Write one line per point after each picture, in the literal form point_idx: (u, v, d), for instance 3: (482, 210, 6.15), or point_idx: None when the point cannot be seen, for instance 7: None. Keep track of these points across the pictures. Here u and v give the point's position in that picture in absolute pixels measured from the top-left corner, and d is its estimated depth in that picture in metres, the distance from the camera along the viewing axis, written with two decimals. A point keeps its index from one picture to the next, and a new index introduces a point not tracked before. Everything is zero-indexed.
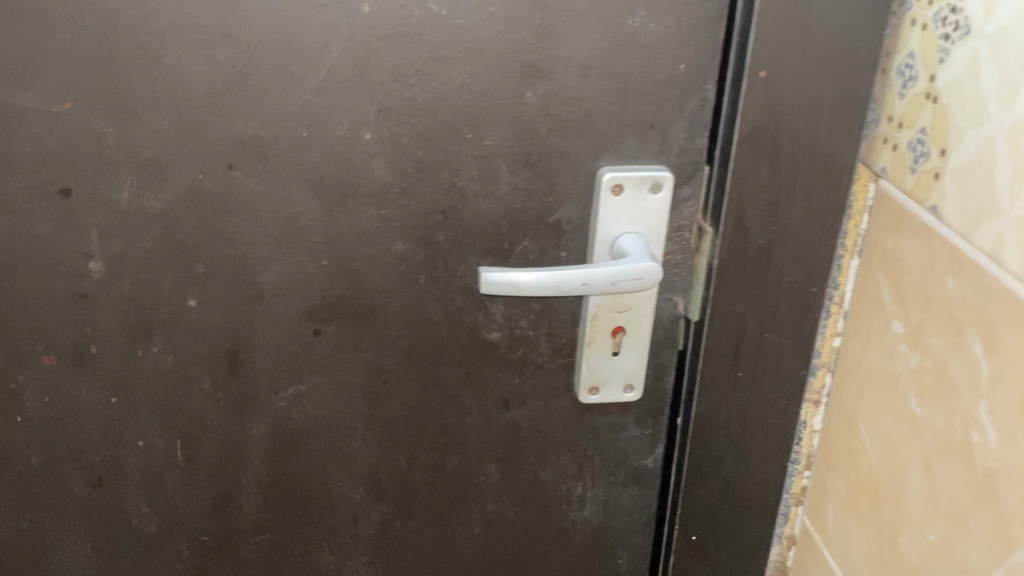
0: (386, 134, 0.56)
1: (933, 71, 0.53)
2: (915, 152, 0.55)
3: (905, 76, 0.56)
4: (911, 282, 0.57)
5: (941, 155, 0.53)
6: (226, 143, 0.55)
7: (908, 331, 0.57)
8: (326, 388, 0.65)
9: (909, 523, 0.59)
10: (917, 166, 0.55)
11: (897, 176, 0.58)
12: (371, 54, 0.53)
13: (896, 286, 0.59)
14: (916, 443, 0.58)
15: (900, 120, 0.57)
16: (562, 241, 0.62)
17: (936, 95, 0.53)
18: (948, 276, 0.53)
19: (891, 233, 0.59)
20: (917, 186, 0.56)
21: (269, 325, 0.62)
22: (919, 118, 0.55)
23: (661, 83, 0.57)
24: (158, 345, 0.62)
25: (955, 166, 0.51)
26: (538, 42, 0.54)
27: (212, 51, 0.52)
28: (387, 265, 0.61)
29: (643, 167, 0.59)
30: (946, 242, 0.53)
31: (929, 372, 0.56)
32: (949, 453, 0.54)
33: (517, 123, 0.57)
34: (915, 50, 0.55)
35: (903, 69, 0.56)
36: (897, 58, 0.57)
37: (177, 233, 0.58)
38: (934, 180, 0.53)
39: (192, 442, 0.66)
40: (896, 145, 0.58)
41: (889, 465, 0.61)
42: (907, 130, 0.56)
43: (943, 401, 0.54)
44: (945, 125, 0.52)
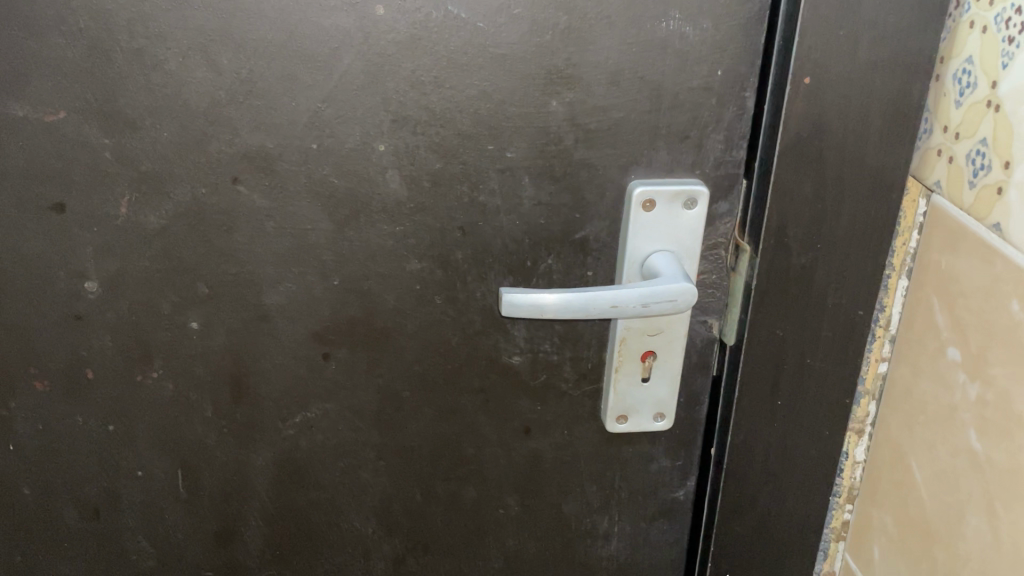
0: (402, 145, 0.52)
1: (994, 77, 0.49)
2: (974, 166, 0.51)
3: (962, 83, 0.52)
4: (969, 306, 0.52)
5: (1005, 169, 0.48)
6: (230, 155, 0.51)
7: (966, 360, 0.53)
8: (336, 416, 0.61)
9: (968, 569, 0.54)
10: (977, 181, 0.51)
11: (954, 191, 0.53)
12: (385, 60, 0.49)
13: (951, 310, 0.54)
14: (976, 481, 0.53)
15: (956, 131, 0.52)
16: (588, 260, 0.58)
17: (998, 103, 0.49)
18: (1014, 300, 0.48)
19: (946, 252, 0.55)
20: (976, 202, 0.51)
21: (277, 349, 0.58)
22: (979, 128, 0.50)
23: (697, 90, 0.53)
24: (157, 370, 0.58)
25: (1020, 180, 0.47)
26: (565, 47, 0.51)
27: (215, 56, 0.48)
28: (401, 285, 0.57)
29: (677, 181, 0.55)
30: (1011, 264, 0.48)
31: (992, 405, 0.51)
32: (1015, 494, 0.50)
33: (541, 133, 0.53)
34: (973, 55, 0.51)
35: (960, 76, 0.52)
36: (953, 63, 0.52)
37: (177, 251, 0.54)
38: (996, 195, 0.49)
39: (194, 473, 0.63)
40: (952, 157, 0.53)
41: (945, 504, 0.56)
42: (964, 141, 0.52)
43: (1007, 437, 0.50)
44: (1009, 135, 0.48)
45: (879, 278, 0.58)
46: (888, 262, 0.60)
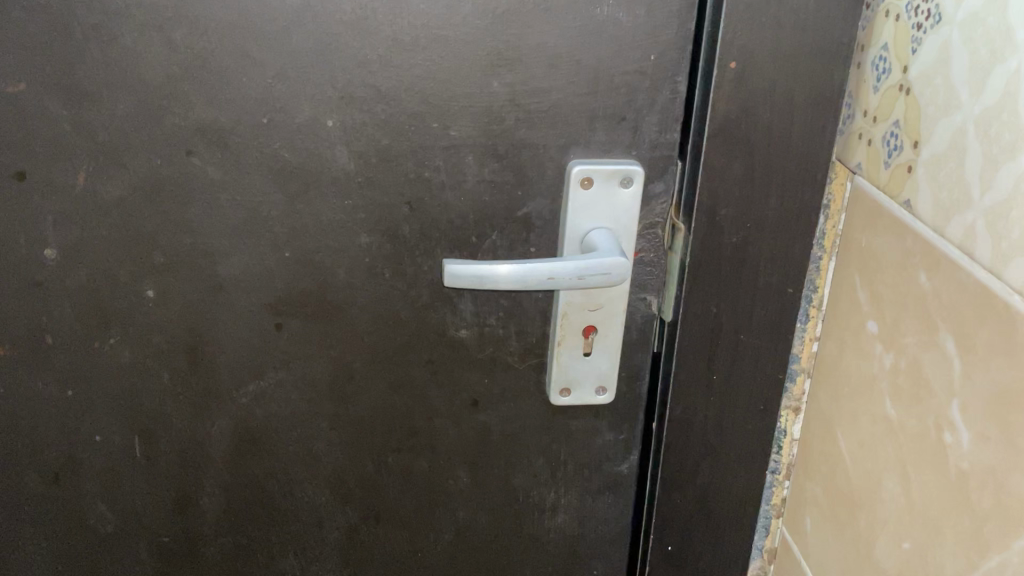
0: (350, 121, 0.55)
1: (906, 62, 0.52)
2: (889, 147, 0.54)
3: (879, 69, 0.55)
4: (886, 280, 0.55)
5: (914, 148, 0.51)
6: (185, 128, 0.54)
7: (883, 331, 0.56)
8: (289, 386, 0.63)
9: (885, 531, 0.57)
10: (891, 161, 0.54)
11: (872, 172, 0.56)
12: (334, 40, 0.52)
13: (871, 286, 0.57)
14: (892, 446, 0.56)
15: (874, 115, 0.56)
16: (531, 236, 0.61)
17: (909, 87, 0.52)
18: (922, 272, 0.51)
19: (866, 232, 0.58)
20: (891, 181, 0.54)
21: (231, 318, 0.60)
22: (893, 111, 0.54)
23: (631, 74, 0.56)
24: (115, 337, 0.60)
25: (926, 158, 0.50)
26: (505, 30, 0.54)
27: (170, 32, 0.51)
28: (351, 258, 0.59)
29: (614, 161, 0.59)
30: (919, 237, 0.51)
31: (904, 373, 0.54)
32: (924, 456, 0.52)
33: (484, 113, 0.56)
34: (888, 43, 0.54)
35: (877, 62, 0.55)
36: (871, 51, 0.56)
37: (134, 220, 0.56)
38: (906, 173, 0.52)
39: (151, 441, 0.64)
40: (870, 140, 0.56)
41: (866, 471, 0.59)
42: (881, 124, 0.55)
43: (917, 401, 0.53)
44: (918, 116, 0.51)
45: (807, 256, 0.61)
46: (818, 244, 0.63)
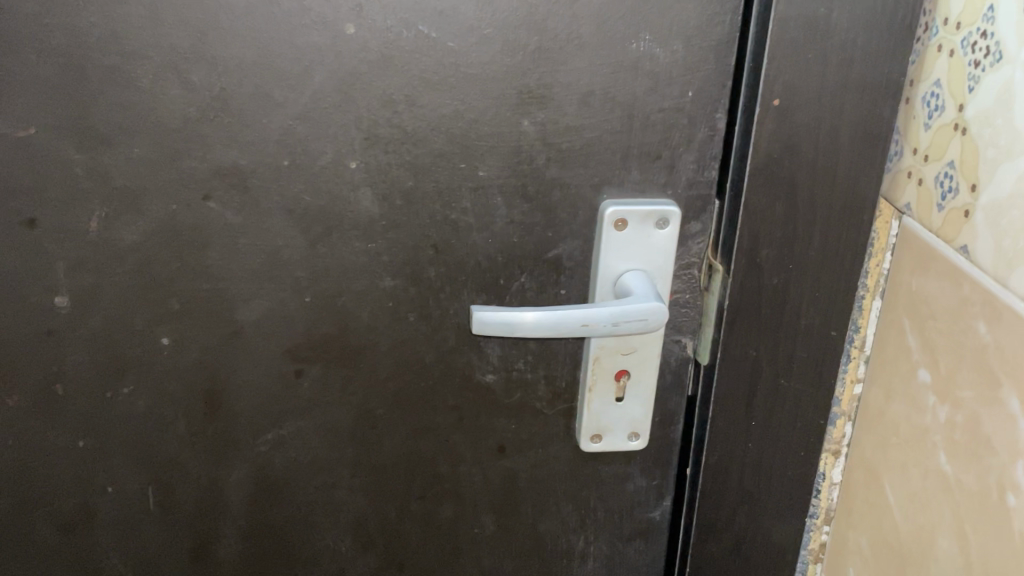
0: (374, 163, 0.52)
1: (961, 100, 0.49)
2: (942, 188, 0.51)
3: (931, 106, 0.52)
4: (939, 327, 0.52)
5: (971, 192, 0.48)
6: (203, 171, 0.51)
7: (937, 381, 0.53)
8: (309, 433, 0.60)
9: None
10: (945, 204, 0.51)
11: (923, 213, 0.53)
12: (357, 79, 0.50)
13: (922, 332, 0.54)
14: (947, 503, 0.53)
15: (926, 153, 0.53)
16: (562, 278, 0.58)
17: (965, 127, 0.49)
18: (981, 322, 0.48)
19: (917, 274, 0.55)
20: (945, 224, 0.51)
21: (249, 366, 0.57)
22: (947, 151, 0.51)
23: (668, 111, 0.53)
24: (130, 385, 0.57)
25: (986, 203, 0.47)
26: (536, 67, 0.51)
27: (187, 74, 0.48)
28: (374, 302, 0.56)
29: (649, 201, 0.56)
30: (978, 285, 0.48)
31: (961, 427, 0.51)
32: (984, 516, 0.49)
33: (513, 152, 0.53)
34: (941, 79, 0.51)
35: (929, 99, 0.52)
36: (923, 86, 0.53)
37: (150, 266, 0.53)
38: (963, 218, 0.49)
39: (166, 491, 0.61)
40: (921, 179, 0.53)
41: (917, 526, 0.56)
42: (933, 164, 0.52)
43: (977, 459, 0.50)
44: (976, 158, 0.48)
45: (851, 298, 0.58)
46: (862, 284, 0.60)
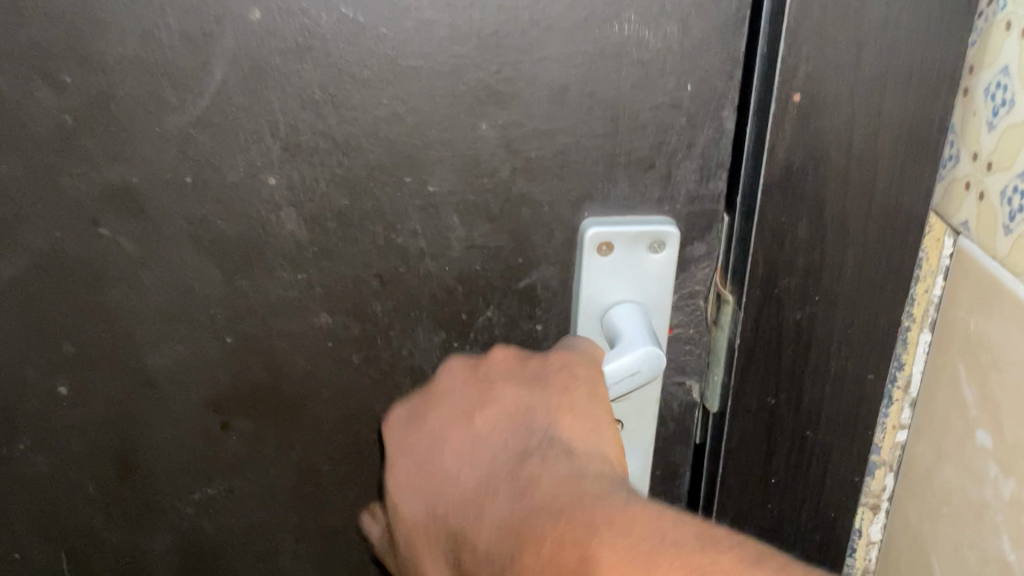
0: (298, 178, 0.43)
1: None
2: (1011, 206, 0.39)
3: (996, 99, 0.40)
4: (1008, 382, 0.41)
5: None
6: (88, 192, 0.42)
7: (1000, 447, 0.42)
8: (243, 494, 0.52)
9: None
10: (1014, 226, 0.39)
11: (986, 236, 0.42)
12: (268, 76, 0.40)
13: (984, 384, 0.43)
14: None
15: (989, 161, 0.41)
16: (537, 312, 0.48)
17: None
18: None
19: (984, 302, 0.43)
20: (1013, 253, 0.39)
21: (164, 417, 0.49)
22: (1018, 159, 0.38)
23: (662, 109, 0.43)
24: (26, 442, 0.49)
25: None
26: (493, 58, 0.41)
27: (58, 74, 0.39)
28: (310, 342, 0.47)
29: (640, 220, 0.46)
30: None
31: None
32: None
33: (470, 163, 0.43)
34: (1010, 65, 0.39)
35: (994, 90, 0.40)
36: (984, 74, 0.40)
37: (35, 305, 0.45)
38: None
39: (82, 558, 0.53)
40: (983, 193, 0.41)
41: None
42: (998, 174, 0.40)
43: None
44: None
45: (893, 337, 0.47)
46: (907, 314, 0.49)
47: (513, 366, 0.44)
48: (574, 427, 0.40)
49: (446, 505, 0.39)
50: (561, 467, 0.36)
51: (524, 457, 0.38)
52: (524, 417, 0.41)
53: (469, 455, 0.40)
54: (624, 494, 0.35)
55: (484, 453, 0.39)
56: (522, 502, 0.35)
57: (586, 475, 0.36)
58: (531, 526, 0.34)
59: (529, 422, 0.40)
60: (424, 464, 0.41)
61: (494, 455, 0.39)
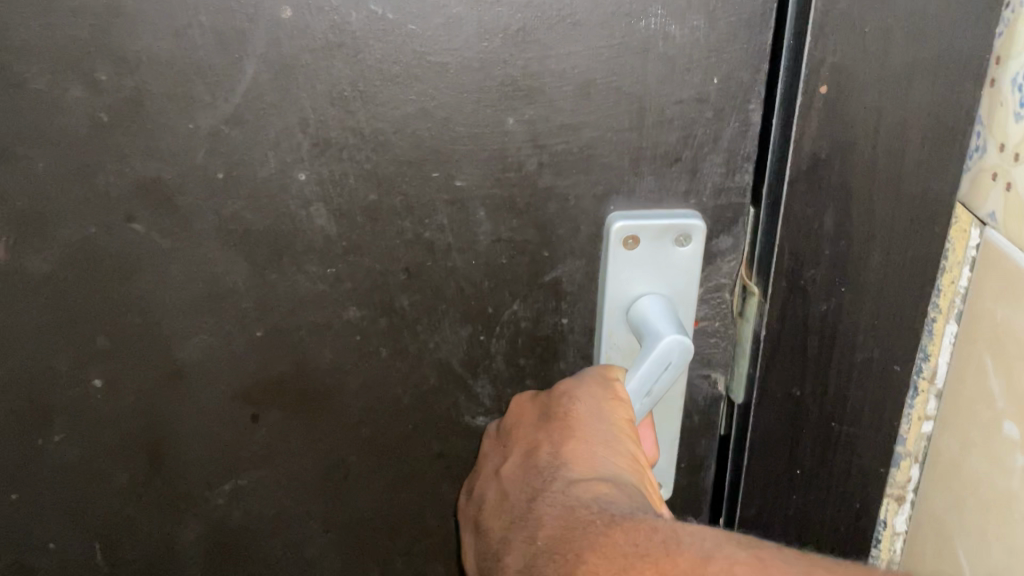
0: (327, 173, 0.43)
1: None
2: None
3: (1023, 91, 0.38)
4: None
5: None
6: (121, 187, 0.43)
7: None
8: (272, 485, 0.52)
9: None
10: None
11: (1014, 228, 0.40)
12: (298, 72, 0.41)
13: (1013, 378, 0.42)
14: None
15: (1016, 153, 0.39)
16: (563, 305, 0.48)
17: None
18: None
19: (1012, 294, 0.42)
20: None
21: (195, 409, 0.49)
22: None
23: (688, 102, 0.43)
24: (59, 434, 0.49)
25: None
26: (520, 53, 0.41)
27: (92, 72, 0.40)
28: (339, 335, 0.48)
29: (667, 214, 0.46)
30: None
31: None
32: None
33: (496, 158, 0.44)
34: None
35: (1020, 81, 0.38)
36: (1010, 64, 0.39)
37: (68, 299, 0.46)
38: None
39: (113, 548, 0.54)
40: (1010, 185, 0.40)
41: None
42: None
43: None
44: None
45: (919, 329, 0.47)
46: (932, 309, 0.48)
47: (533, 405, 0.48)
48: (574, 449, 0.42)
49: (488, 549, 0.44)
50: (552, 508, 0.39)
51: (532, 504, 0.41)
52: (535, 457, 0.44)
53: (501, 504, 0.44)
54: (611, 510, 0.37)
55: (511, 496, 0.44)
56: (530, 553, 0.39)
57: (580, 500, 0.39)
58: (538, 561, 0.38)
59: (539, 462, 0.43)
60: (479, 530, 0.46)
61: (518, 506, 0.43)
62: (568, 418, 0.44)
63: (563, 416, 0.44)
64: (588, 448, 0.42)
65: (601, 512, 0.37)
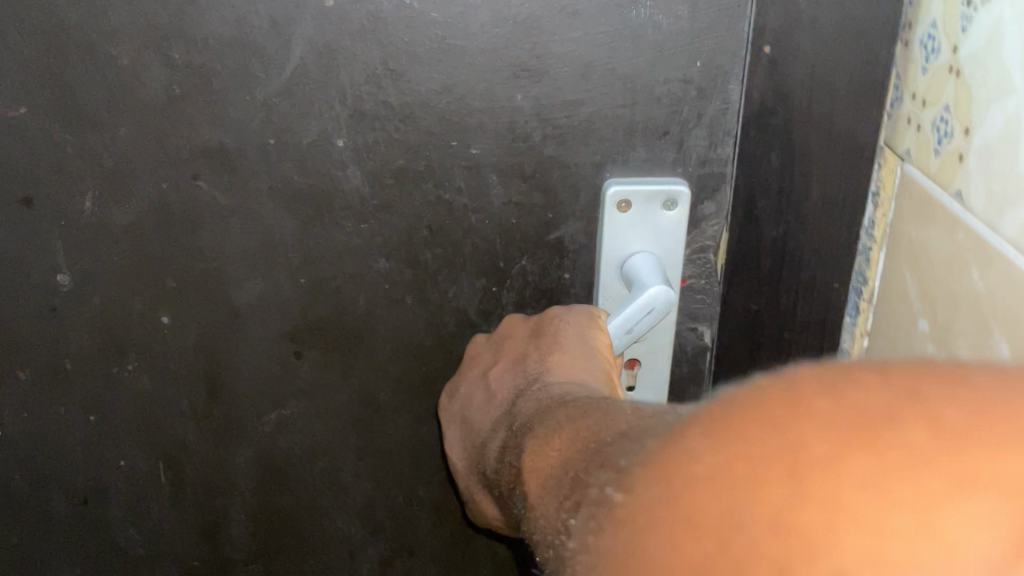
0: (361, 141, 0.51)
1: (955, 40, 0.44)
2: (937, 133, 0.46)
3: (928, 47, 0.47)
4: (938, 276, 0.48)
5: (964, 134, 0.44)
6: (189, 151, 0.51)
7: (937, 329, 0.49)
8: (312, 416, 0.60)
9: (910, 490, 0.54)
10: (941, 148, 0.46)
11: (920, 161, 0.48)
12: (338, 53, 0.48)
13: (925, 280, 0.49)
14: None
15: (923, 98, 0.48)
16: (565, 261, 0.55)
17: (959, 69, 0.44)
18: (993, 293, 0.44)
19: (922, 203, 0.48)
20: (941, 170, 0.47)
21: (247, 345, 0.57)
22: (942, 96, 0.46)
23: (675, 83, 0.49)
24: (133, 363, 0.57)
25: (978, 146, 0.43)
26: (526, 38, 0.48)
27: (168, 51, 0.48)
28: (370, 284, 0.55)
29: (656, 181, 0.52)
30: (970, 231, 0.45)
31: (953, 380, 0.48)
32: None
33: (506, 130, 0.51)
34: (936, 19, 0.46)
35: (926, 41, 0.47)
36: (918, 28, 0.48)
37: (144, 246, 0.53)
38: (957, 162, 0.45)
39: (176, 468, 0.61)
40: (919, 126, 0.48)
41: None
42: (929, 109, 0.47)
43: None
44: (969, 100, 0.44)
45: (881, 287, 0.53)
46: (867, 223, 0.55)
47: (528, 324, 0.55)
48: (557, 357, 0.50)
49: (478, 439, 0.53)
50: (529, 400, 0.47)
51: (516, 400, 0.49)
52: (522, 365, 0.52)
53: (490, 405, 0.53)
54: (574, 391, 0.45)
55: (499, 397, 0.52)
56: (508, 434, 0.47)
57: (552, 387, 0.47)
58: (511, 441, 0.46)
59: (524, 368, 0.51)
60: (469, 423, 0.54)
61: (506, 404, 0.51)
62: (555, 333, 0.52)
63: (553, 333, 0.52)
64: (571, 357, 0.49)
65: (565, 394, 0.45)
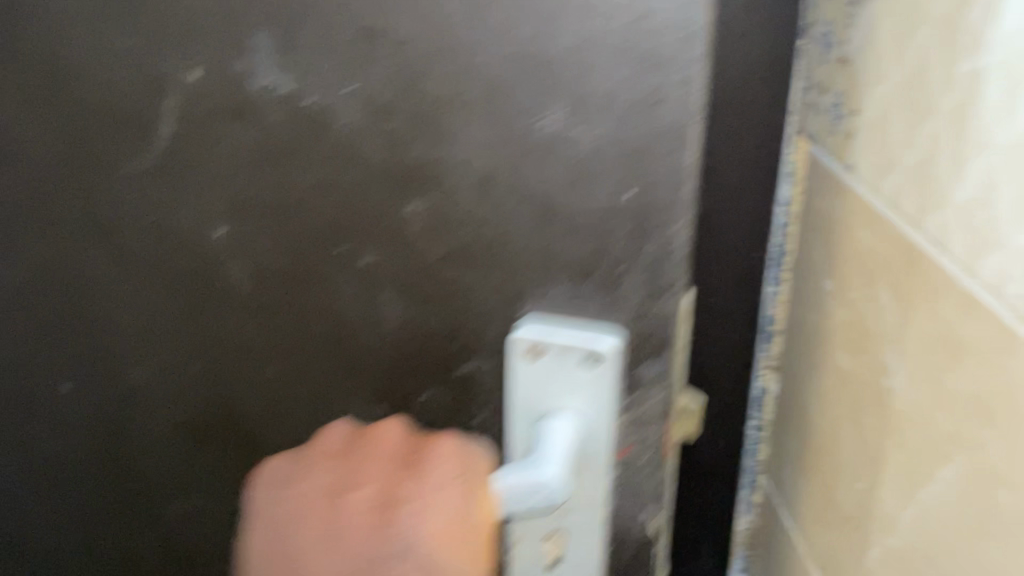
0: (239, 232, 0.43)
1: (844, 35, 0.49)
2: (835, 112, 0.50)
3: (828, 36, 0.51)
4: (857, 205, 0.47)
5: (857, 114, 0.47)
6: (73, 217, 0.46)
7: (833, 286, 0.51)
8: (210, 520, 0.53)
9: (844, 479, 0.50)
10: (840, 120, 0.50)
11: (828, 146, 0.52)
12: (207, 133, 0.41)
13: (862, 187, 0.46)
14: (848, 391, 0.49)
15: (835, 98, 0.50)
16: (475, 404, 0.45)
17: (851, 60, 0.48)
18: (910, 313, 0.40)
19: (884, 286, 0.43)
20: (842, 145, 0.50)
21: (142, 430, 0.51)
22: (837, 83, 0.50)
23: (596, 214, 0.38)
24: (37, 424, 0.53)
25: (879, 100, 0.44)
26: (412, 139, 0.39)
27: (46, 111, 0.44)
28: (261, 390, 0.48)
29: (577, 327, 0.41)
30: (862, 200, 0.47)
31: (856, 325, 0.48)
32: (871, 404, 0.46)
33: (397, 242, 0.41)
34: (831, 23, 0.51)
35: (825, 33, 0.52)
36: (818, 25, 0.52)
37: (39, 308, 0.49)
38: (851, 136, 0.48)
39: (84, 538, 0.56)
40: (823, 111, 0.52)
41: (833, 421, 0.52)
42: (829, 95, 0.51)
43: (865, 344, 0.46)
44: (859, 80, 0.47)
45: None
46: (783, 198, 0.59)
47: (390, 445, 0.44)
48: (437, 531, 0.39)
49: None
50: None
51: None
52: (384, 510, 0.41)
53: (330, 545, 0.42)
54: None
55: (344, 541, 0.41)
56: None
57: None
58: None
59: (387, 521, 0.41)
60: (292, 543, 0.43)
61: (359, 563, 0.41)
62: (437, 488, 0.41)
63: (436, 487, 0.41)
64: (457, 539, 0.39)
65: None
